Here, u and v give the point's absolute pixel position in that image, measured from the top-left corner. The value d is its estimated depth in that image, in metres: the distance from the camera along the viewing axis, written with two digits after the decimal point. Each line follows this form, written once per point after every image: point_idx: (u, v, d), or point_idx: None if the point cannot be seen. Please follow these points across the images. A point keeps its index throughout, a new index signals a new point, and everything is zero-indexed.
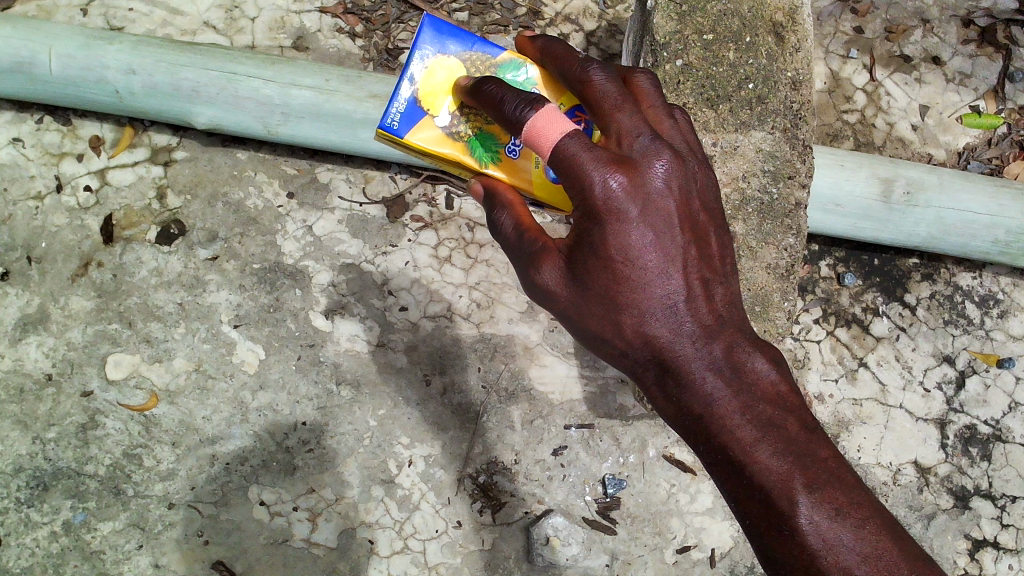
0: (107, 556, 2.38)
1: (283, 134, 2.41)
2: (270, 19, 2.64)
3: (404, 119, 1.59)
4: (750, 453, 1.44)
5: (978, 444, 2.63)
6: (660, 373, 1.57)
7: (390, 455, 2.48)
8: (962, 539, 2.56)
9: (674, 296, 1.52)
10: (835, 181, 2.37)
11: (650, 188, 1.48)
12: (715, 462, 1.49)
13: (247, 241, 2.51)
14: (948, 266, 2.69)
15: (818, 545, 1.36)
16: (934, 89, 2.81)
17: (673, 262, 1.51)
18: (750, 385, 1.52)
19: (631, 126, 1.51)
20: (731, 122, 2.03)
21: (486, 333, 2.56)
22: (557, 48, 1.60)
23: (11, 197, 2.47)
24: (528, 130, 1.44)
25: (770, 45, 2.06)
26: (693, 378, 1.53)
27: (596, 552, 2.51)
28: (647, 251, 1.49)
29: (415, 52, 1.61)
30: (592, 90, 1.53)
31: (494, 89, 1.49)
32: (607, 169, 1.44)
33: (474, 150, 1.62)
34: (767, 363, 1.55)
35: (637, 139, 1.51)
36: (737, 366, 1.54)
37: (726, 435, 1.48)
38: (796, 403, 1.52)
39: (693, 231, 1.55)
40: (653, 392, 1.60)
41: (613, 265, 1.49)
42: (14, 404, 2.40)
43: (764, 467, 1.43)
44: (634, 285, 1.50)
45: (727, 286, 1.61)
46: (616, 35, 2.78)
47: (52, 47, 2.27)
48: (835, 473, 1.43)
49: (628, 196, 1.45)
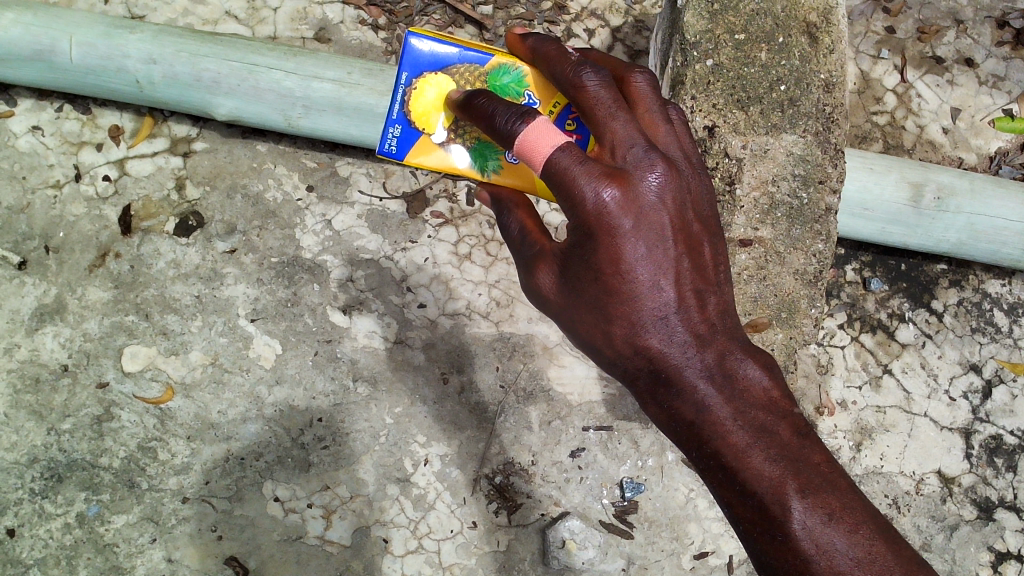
0: (121, 549, 2.37)
1: (304, 127, 2.38)
2: (292, 9, 2.60)
3: (401, 144, 1.68)
4: (743, 459, 1.44)
5: (1003, 454, 2.59)
6: (652, 382, 1.56)
7: (406, 454, 2.46)
8: (985, 551, 2.52)
9: (666, 307, 1.50)
10: (864, 185, 2.32)
11: (644, 201, 1.45)
12: (709, 469, 1.49)
13: (266, 235, 2.49)
14: (977, 273, 2.64)
15: (812, 550, 1.37)
16: (966, 92, 2.75)
17: (666, 274, 1.49)
18: (742, 392, 1.52)
19: (625, 134, 1.47)
20: (762, 124, 1.98)
21: (505, 332, 2.52)
22: (548, 49, 1.57)
23: (29, 185, 2.45)
24: (519, 143, 1.43)
25: (804, 46, 2.01)
26: (685, 386, 1.52)
27: (612, 556, 2.49)
28: (640, 263, 1.46)
29: (402, 74, 1.65)
30: (586, 95, 1.50)
31: (484, 103, 1.50)
32: (598, 180, 1.41)
33: (474, 162, 1.69)
34: (758, 370, 1.55)
35: (631, 149, 1.46)
36: (729, 374, 1.54)
37: (719, 440, 1.48)
38: (789, 408, 1.54)
39: (687, 242, 1.52)
40: (646, 400, 1.59)
41: (605, 277, 1.48)
42: (30, 394, 2.38)
43: (756, 473, 1.43)
44: (626, 297, 1.49)
45: (721, 296, 1.59)
46: (642, 31, 2.74)
47: (73, 35, 2.24)
48: (827, 478, 1.44)
49: (621, 209, 1.43)
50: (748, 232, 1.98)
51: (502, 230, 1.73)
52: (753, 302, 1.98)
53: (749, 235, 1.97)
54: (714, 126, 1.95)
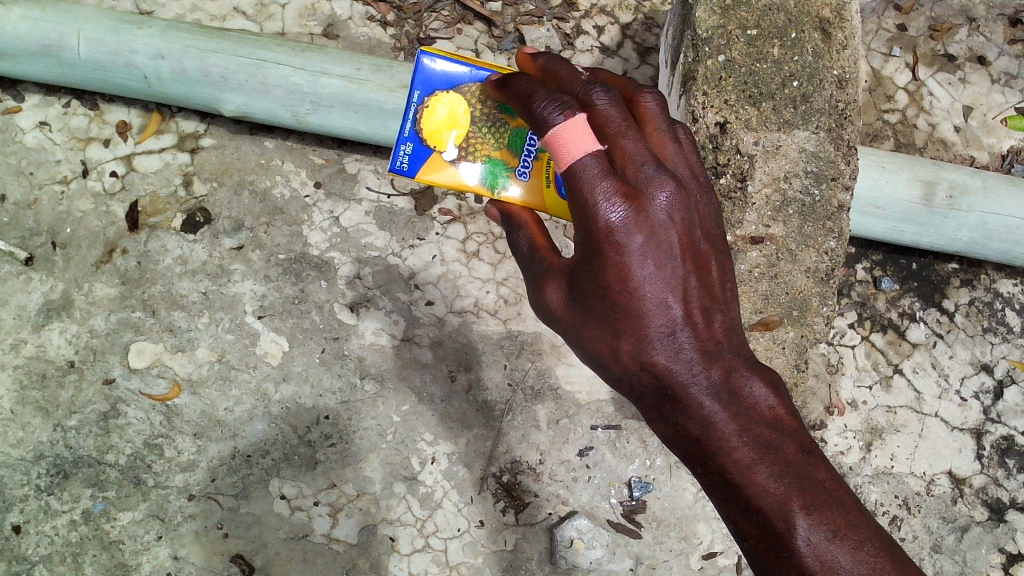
0: (127, 547, 2.36)
1: (312, 123, 2.37)
2: (300, 6, 2.59)
3: (413, 161, 1.65)
4: (748, 475, 1.43)
5: (1015, 455, 2.56)
6: (659, 397, 1.53)
7: (413, 451, 2.44)
8: (996, 553, 2.50)
9: (674, 323, 1.49)
10: (876, 182, 2.31)
11: (654, 219, 1.44)
12: (714, 484, 1.48)
13: (273, 231, 2.48)
14: (989, 273, 2.62)
15: (816, 567, 1.36)
16: (978, 90, 2.73)
17: (674, 291, 1.47)
18: (748, 409, 1.49)
19: (636, 152, 1.45)
20: (774, 121, 1.95)
21: (513, 330, 2.51)
22: (559, 69, 1.56)
23: (36, 181, 2.45)
24: (552, 136, 1.40)
25: (817, 42, 1.99)
26: (691, 403, 1.49)
27: (619, 556, 2.47)
28: (648, 281, 1.45)
29: (414, 93, 1.63)
30: (594, 115, 1.45)
31: (525, 85, 1.48)
32: (610, 199, 1.41)
33: (485, 178, 1.66)
34: (764, 387, 1.53)
35: (642, 166, 1.45)
36: (735, 391, 1.51)
37: (725, 456, 1.46)
38: (793, 426, 1.51)
39: (694, 260, 1.51)
40: (652, 415, 1.56)
41: (614, 294, 1.46)
42: (37, 390, 2.37)
43: (761, 490, 1.42)
44: (634, 314, 1.47)
45: (727, 312, 1.57)
46: (652, 28, 2.71)
47: (81, 30, 2.24)
48: (831, 495, 1.43)
49: (631, 226, 1.42)
50: (759, 229, 1.95)
51: (510, 244, 1.72)
52: (764, 300, 1.96)
53: (760, 232, 1.95)
54: (725, 122, 1.93)
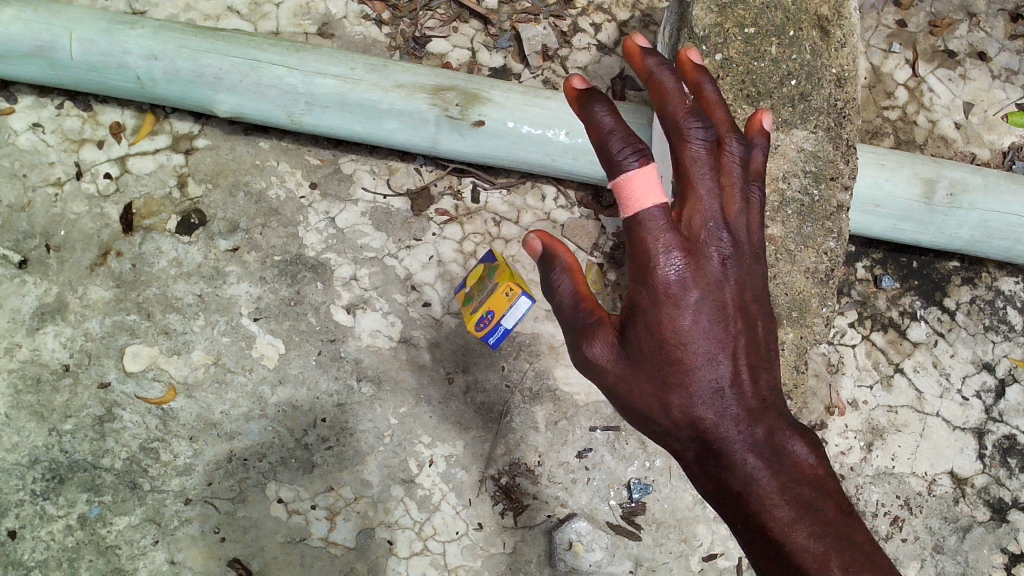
0: (123, 551, 2.34)
1: (306, 124, 2.35)
2: (295, 5, 2.57)
3: None
4: (787, 531, 1.36)
5: (1018, 455, 2.54)
6: (700, 453, 1.47)
7: (410, 454, 2.42)
8: (998, 553, 2.48)
9: (724, 381, 1.45)
10: (876, 180, 2.30)
11: (710, 275, 1.45)
12: (754, 542, 1.39)
13: (268, 233, 2.46)
14: (990, 270, 2.60)
15: None
16: (979, 86, 2.71)
17: (725, 351, 1.45)
18: (790, 466, 1.43)
19: (705, 207, 1.47)
20: (773, 120, 1.93)
21: (511, 331, 2.49)
22: (659, 81, 1.51)
23: (30, 183, 2.43)
24: (622, 181, 1.38)
25: (815, 40, 1.96)
26: (734, 461, 1.43)
27: (619, 558, 2.45)
28: (702, 338, 1.43)
29: None
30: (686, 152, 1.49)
31: (608, 111, 1.42)
32: (671, 253, 1.42)
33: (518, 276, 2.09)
34: (806, 447, 1.47)
35: (707, 222, 1.46)
36: (779, 449, 1.45)
37: (764, 514, 1.38)
38: (831, 486, 1.45)
39: (746, 324, 1.49)
40: (693, 472, 1.50)
41: (667, 347, 1.44)
42: (31, 394, 2.36)
43: (801, 549, 1.34)
44: (686, 368, 1.44)
45: (772, 375, 1.53)
46: (649, 25, 2.68)
47: (73, 30, 2.22)
48: (868, 558, 1.36)
49: (687, 282, 1.43)
50: None
51: (544, 289, 1.59)
52: None
53: None
54: None
